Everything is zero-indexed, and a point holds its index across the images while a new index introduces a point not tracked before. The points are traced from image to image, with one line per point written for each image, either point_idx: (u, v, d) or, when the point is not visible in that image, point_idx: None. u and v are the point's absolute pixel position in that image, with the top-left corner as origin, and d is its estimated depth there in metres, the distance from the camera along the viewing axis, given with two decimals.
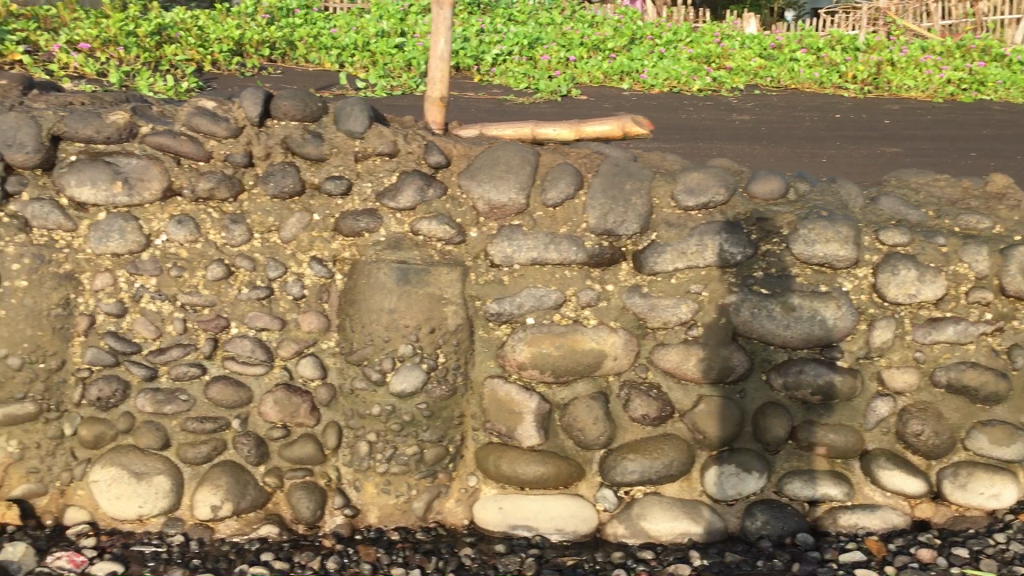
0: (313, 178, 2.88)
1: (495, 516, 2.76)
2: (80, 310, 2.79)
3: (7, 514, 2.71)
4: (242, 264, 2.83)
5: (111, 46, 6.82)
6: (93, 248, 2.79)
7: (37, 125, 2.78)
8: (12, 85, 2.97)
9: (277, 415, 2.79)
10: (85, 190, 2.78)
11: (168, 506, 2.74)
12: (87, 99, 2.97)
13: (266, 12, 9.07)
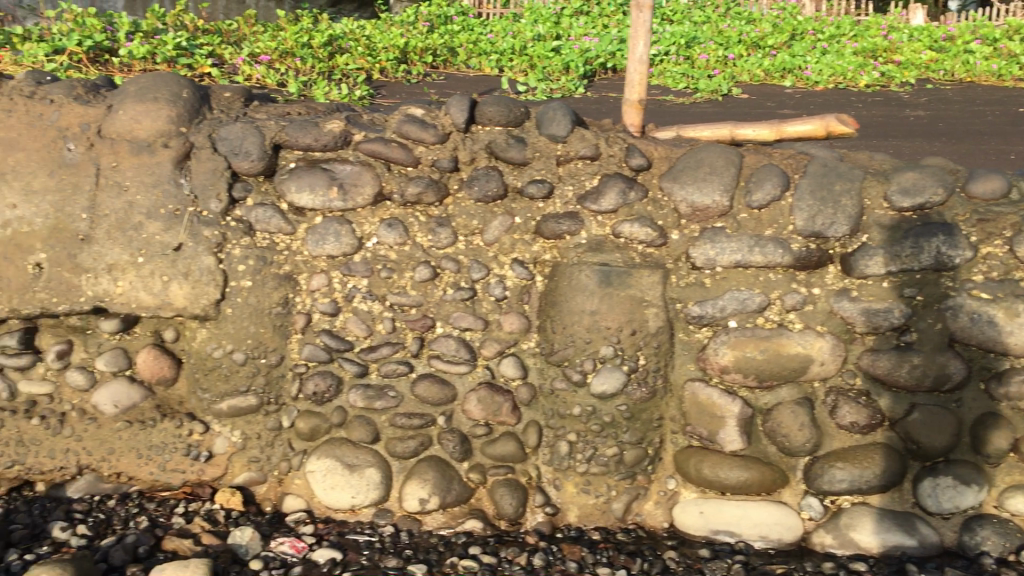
0: (515, 181, 2.94)
1: (696, 521, 2.74)
2: (297, 308, 2.96)
3: (232, 500, 2.92)
4: (447, 265, 2.92)
5: (289, 57, 6.93)
6: (310, 250, 2.96)
7: (261, 135, 2.99)
8: (235, 98, 3.20)
9: (481, 413, 2.86)
10: (304, 196, 2.95)
11: (379, 498, 2.86)
12: (302, 109, 3.15)
13: (427, 20, 9.26)
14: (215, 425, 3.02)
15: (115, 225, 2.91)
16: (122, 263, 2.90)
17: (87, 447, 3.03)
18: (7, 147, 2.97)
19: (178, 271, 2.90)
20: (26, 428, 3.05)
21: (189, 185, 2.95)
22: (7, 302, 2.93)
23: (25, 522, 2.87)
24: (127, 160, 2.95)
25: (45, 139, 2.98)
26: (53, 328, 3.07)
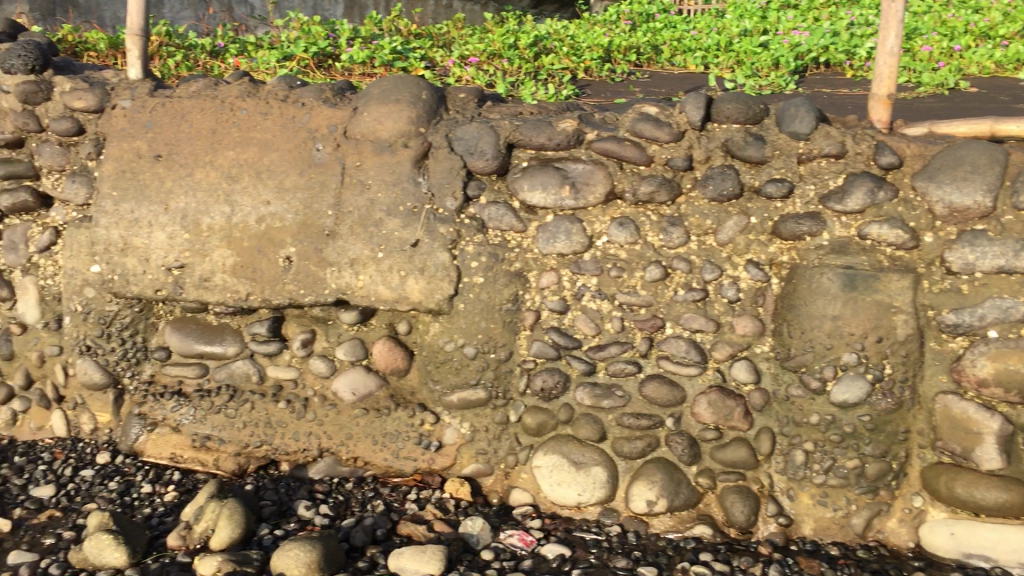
0: (753, 180, 2.88)
1: (947, 543, 2.64)
2: (527, 305, 3.01)
3: (461, 490, 3.01)
4: (679, 266, 2.89)
5: (496, 59, 6.93)
6: (541, 248, 2.99)
7: (496, 134, 3.04)
8: (469, 98, 3.27)
9: (711, 417, 2.83)
10: (536, 194, 2.99)
11: (605, 497, 2.87)
12: (535, 108, 3.19)
13: (629, 20, 9.16)
14: (445, 416, 3.11)
15: (358, 222, 3.05)
16: (363, 258, 3.05)
17: (327, 432, 3.19)
18: (263, 147, 3.18)
19: (414, 266, 3.01)
20: (273, 410, 3.24)
21: (427, 183, 3.05)
22: (259, 292, 3.16)
23: (273, 499, 3.04)
24: (370, 159, 3.09)
25: (296, 140, 3.16)
26: (298, 318, 3.28)
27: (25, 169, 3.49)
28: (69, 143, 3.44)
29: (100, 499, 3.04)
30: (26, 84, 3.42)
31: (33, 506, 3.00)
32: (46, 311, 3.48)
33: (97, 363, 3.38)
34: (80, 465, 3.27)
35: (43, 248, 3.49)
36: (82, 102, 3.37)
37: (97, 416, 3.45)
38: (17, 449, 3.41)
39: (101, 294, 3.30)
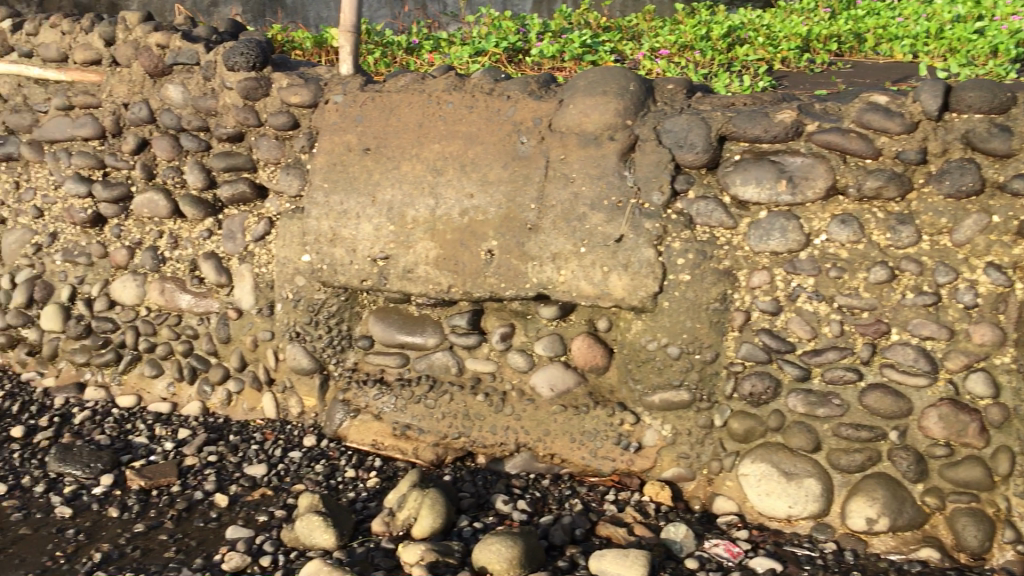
0: (997, 175, 2.69)
1: None
2: (736, 305, 2.91)
3: (662, 494, 2.95)
4: (909, 267, 2.75)
5: (687, 50, 6.71)
6: (753, 246, 2.88)
7: (708, 126, 2.92)
8: (677, 90, 3.15)
9: (941, 432, 2.70)
10: (749, 189, 2.88)
11: (818, 511, 2.78)
12: (748, 99, 3.05)
13: (827, 6, 8.68)
14: (646, 417, 3.05)
15: (561, 216, 3.01)
16: (566, 252, 3.01)
17: (525, 427, 3.16)
18: (468, 140, 3.17)
19: (618, 262, 2.95)
20: (472, 402, 3.24)
21: (633, 177, 2.97)
22: (461, 284, 3.18)
23: (471, 491, 3.04)
24: (575, 152, 3.03)
25: (501, 133, 3.14)
26: (497, 311, 3.26)
27: (244, 162, 3.68)
28: (284, 137, 3.60)
29: (307, 481, 3.14)
30: (248, 81, 3.59)
31: (248, 484, 3.14)
32: (258, 298, 3.64)
33: (305, 349, 3.50)
34: (288, 446, 3.40)
35: (258, 237, 3.67)
36: (297, 98, 3.50)
37: (304, 401, 3.57)
38: (231, 429, 3.59)
39: (310, 282, 3.41)
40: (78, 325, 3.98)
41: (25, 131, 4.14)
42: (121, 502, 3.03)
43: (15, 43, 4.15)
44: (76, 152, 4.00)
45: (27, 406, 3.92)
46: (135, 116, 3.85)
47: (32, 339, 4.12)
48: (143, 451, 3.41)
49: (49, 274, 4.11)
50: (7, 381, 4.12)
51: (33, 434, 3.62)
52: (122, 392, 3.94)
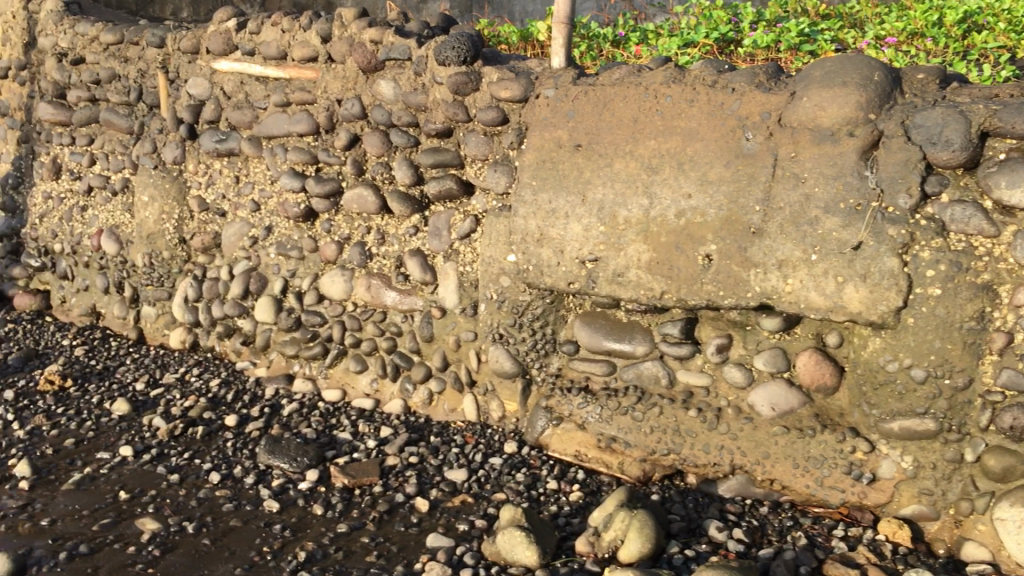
0: None
1: None
2: (996, 325, 2.59)
3: (900, 534, 2.67)
4: None
5: (919, 38, 6.06)
6: (1019, 258, 2.53)
7: (967, 121, 2.57)
8: (930, 79, 2.82)
9: None
10: (1016, 193, 2.53)
11: None
12: (1016, 90, 2.68)
13: None
14: (882, 446, 2.76)
15: (790, 219, 2.74)
16: (794, 259, 2.74)
17: (742, 448, 2.92)
18: (688, 136, 2.95)
19: (855, 272, 2.66)
20: (683, 417, 3.02)
21: (875, 177, 2.66)
22: (675, 291, 2.98)
23: (681, 514, 2.83)
24: (808, 150, 2.74)
25: (724, 129, 2.89)
26: (714, 321, 3.04)
27: (451, 158, 3.63)
28: (493, 133, 3.52)
29: (508, 489, 3.03)
30: (459, 76, 3.51)
31: (448, 489, 3.06)
32: (463, 297, 3.58)
33: (508, 351, 3.40)
34: (489, 452, 3.30)
35: (464, 235, 3.60)
36: (507, 92, 3.39)
37: (506, 405, 3.47)
38: (432, 429, 3.54)
39: (516, 283, 3.31)
40: (288, 317, 4.10)
41: (246, 127, 4.32)
42: (325, 500, 3.03)
43: (239, 41, 4.32)
44: (292, 148, 4.12)
45: (241, 395, 4.05)
46: (349, 112, 3.89)
47: (247, 329, 4.32)
48: (347, 447, 3.42)
49: (264, 266, 4.28)
50: (224, 369, 4.33)
51: (245, 424, 3.73)
52: (328, 385, 4.01)
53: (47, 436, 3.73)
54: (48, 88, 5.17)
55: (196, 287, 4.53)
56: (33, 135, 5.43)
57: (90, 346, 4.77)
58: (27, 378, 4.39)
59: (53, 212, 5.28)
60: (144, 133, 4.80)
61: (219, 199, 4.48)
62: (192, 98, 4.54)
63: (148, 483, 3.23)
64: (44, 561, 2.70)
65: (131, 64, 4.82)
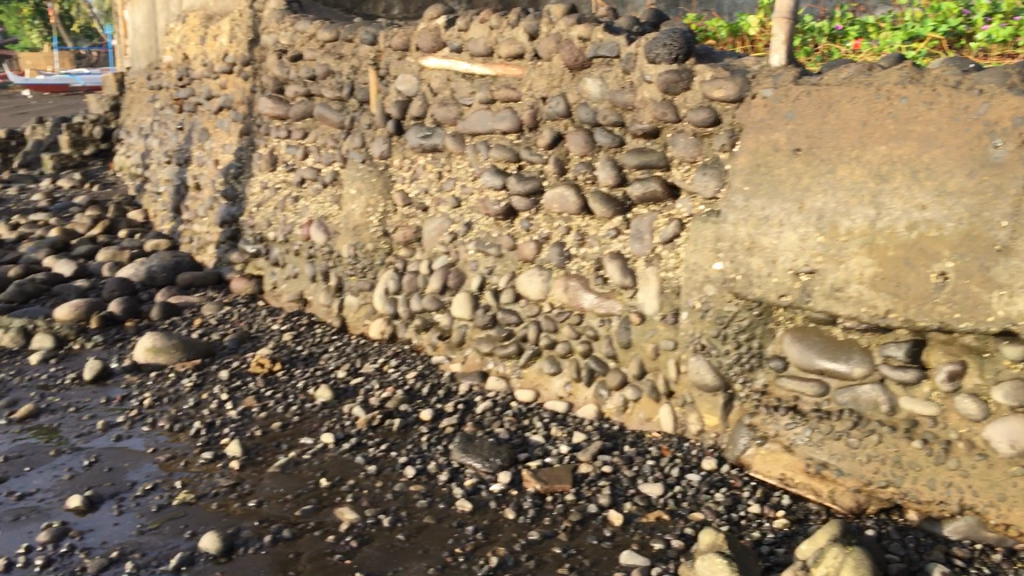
0: None
1: None
2: None
3: None
4: None
5: None
6: None
7: None
8: None
9: None
10: None
11: None
12: None
13: None
14: None
15: None
16: None
17: (973, 488, 2.71)
18: (925, 141, 2.77)
19: None
20: (906, 449, 2.82)
21: None
22: (902, 310, 2.79)
23: (900, 554, 2.64)
24: None
25: (968, 135, 2.70)
26: (945, 345, 2.81)
27: (657, 159, 3.50)
28: (703, 134, 3.37)
29: (706, 510, 2.89)
30: (670, 74, 3.40)
31: (643, 503, 2.96)
32: (663, 304, 3.46)
33: (710, 363, 3.25)
34: (686, 467, 3.17)
35: (667, 240, 3.47)
36: (721, 92, 3.25)
37: (705, 419, 3.31)
38: (626, 438, 3.44)
39: (721, 292, 3.20)
40: (485, 315, 4.12)
41: (451, 123, 4.38)
42: (517, 504, 3.00)
43: (448, 38, 4.39)
44: (495, 145, 4.13)
45: (436, 389, 4.11)
46: (553, 111, 3.85)
47: (444, 324, 4.38)
48: (540, 451, 3.39)
49: (463, 263, 4.32)
50: (420, 362, 4.40)
51: (440, 419, 3.78)
52: (521, 385, 3.98)
53: (257, 418, 3.93)
54: (269, 83, 5.45)
55: (397, 280, 4.64)
56: (254, 128, 5.75)
57: (298, 331, 4.98)
58: (240, 360, 4.65)
59: (269, 201, 5.56)
60: (354, 128, 4.96)
61: (421, 194, 4.58)
62: (401, 94, 4.66)
63: (347, 473, 3.32)
64: (251, 543, 2.83)
65: (345, 61, 5.00)
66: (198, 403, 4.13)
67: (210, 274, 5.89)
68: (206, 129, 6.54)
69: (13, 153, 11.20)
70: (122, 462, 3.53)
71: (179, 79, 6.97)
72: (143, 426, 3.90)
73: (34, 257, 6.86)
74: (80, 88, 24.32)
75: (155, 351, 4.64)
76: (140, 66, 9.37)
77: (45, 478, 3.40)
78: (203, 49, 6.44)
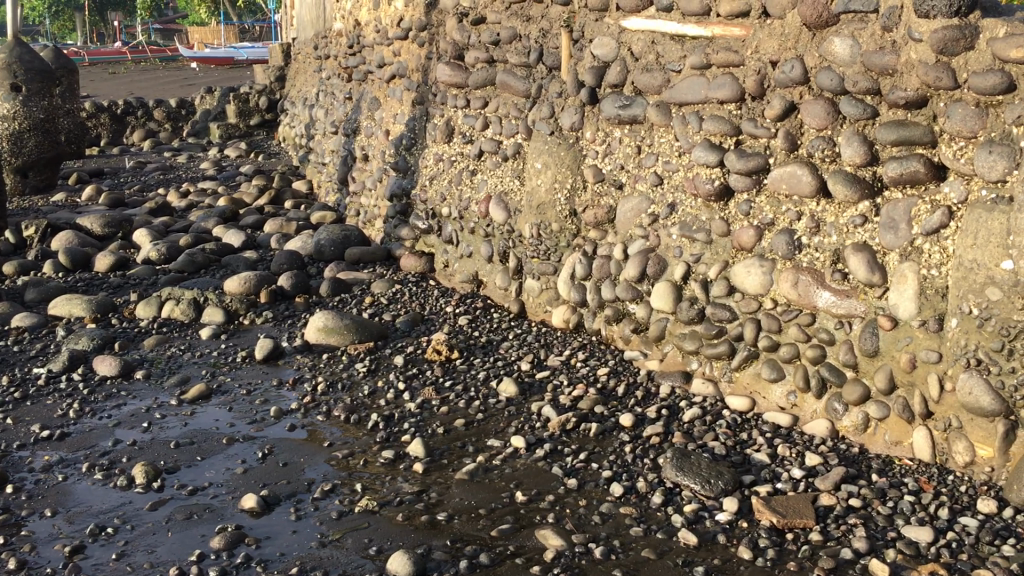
0: None
1: None
2: None
3: None
4: None
5: None
6: None
7: None
8: None
9: None
10: None
11: None
12: None
13: None
14: None
15: None
16: None
17: None
18: None
19: None
20: None
21: None
22: None
23: None
24: None
25: None
26: None
27: (922, 134, 2.93)
28: (989, 104, 2.77)
29: (995, 566, 2.37)
30: (947, 32, 2.82)
31: (910, 552, 2.46)
32: (924, 307, 2.90)
33: (989, 384, 2.72)
34: (956, 508, 2.64)
35: (931, 230, 2.90)
36: (1021, 51, 2.66)
37: (976, 449, 2.77)
38: (872, 465, 2.92)
39: (1010, 298, 2.67)
40: (691, 309, 3.64)
41: (656, 92, 3.90)
42: (752, 540, 2.55)
43: None
44: (709, 116, 3.63)
45: (633, 389, 3.68)
46: (786, 76, 3.31)
47: (641, 316, 3.92)
48: (767, 473, 2.90)
49: (664, 248, 3.85)
50: (612, 358, 3.98)
51: (642, 427, 3.34)
52: (733, 392, 3.48)
53: (437, 413, 3.60)
54: (448, 49, 5.11)
55: (586, 264, 4.21)
56: (429, 97, 5.42)
57: (473, 316, 4.64)
58: (415, 344, 4.35)
59: (444, 174, 5.23)
60: (541, 97, 4.54)
61: (616, 170, 4.12)
62: (597, 60, 4.20)
63: (545, 486, 2.93)
64: (445, 568, 2.47)
65: (534, 24, 4.58)
66: (374, 392, 3.84)
67: (379, 250, 5.64)
68: (377, 98, 6.27)
69: (183, 123, 11.39)
70: (297, 457, 3.25)
71: (350, 46, 6.74)
72: (318, 415, 3.63)
73: (203, 226, 6.79)
74: (244, 62, 24.99)
75: (327, 331, 4.39)
76: (307, 37, 9.27)
77: (217, 470, 3.16)
78: (376, 15, 6.16)
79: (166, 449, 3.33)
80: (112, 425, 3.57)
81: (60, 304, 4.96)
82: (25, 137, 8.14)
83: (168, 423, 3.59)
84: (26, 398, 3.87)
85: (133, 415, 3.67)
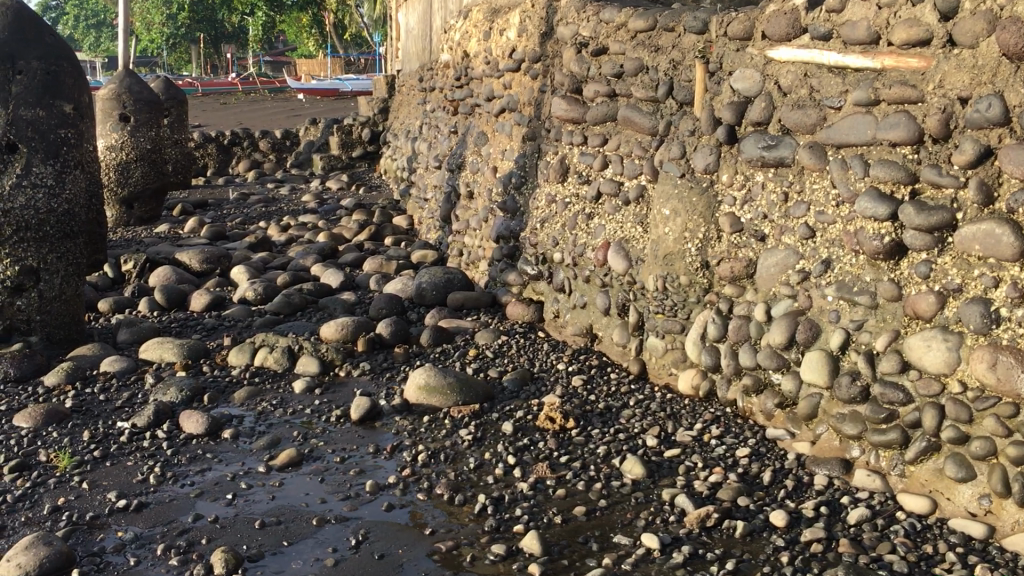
0: None
1: None
2: None
3: None
4: None
5: None
6: None
7: None
8: None
9: None
10: None
11: None
12: None
13: None
14: None
15: None
16: None
17: None
18: None
19: None
20: None
21: None
22: None
23: None
24: None
25: None
26: None
27: None
28: None
29: None
30: None
31: None
32: None
33: None
34: None
35: None
36: None
37: None
38: None
39: None
40: (853, 386, 3.10)
41: (808, 131, 3.39)
42: None
43: (811, 23, 3.40)
44: (878, 161, 3.11)
45: (781, 478, 3.15)
46: (981, 115, 2.80)
47: (787, 390, 3.39)
48: None
49: (817, 311, 3.31)
50: (752, 435, 3.45)
51: (798, 528, 2.82)
52: (907, 489, 2.93)
53: (554, 496, 3.14)
54: (565, 81, 4.70)
55: (719, 325, 3.70)
56: (542, 133, 5.01)
57: (588, 376, 4.17)
58: (525, 408, 3.90)
59: (557, 218, 4.80)
60: (669, 135, 4.07)
61: (758, 219, 3.61)
62: (737, 94, 3.71)
63: None
64: None
65: (663, 55, 4.13)
66: (481, 466, 3.40)
67: (483, 295, 5.23)
68: (485, 133, 5.90)
69: (287, 153, 11.31)
70: (394, 547, 2.83)
71: (458, 79, 6.41)
72: (418, 493, 3.21)
73: (301, 264, 6.51)
74: (348, 93, 25.18)
75: (428, 390, 3.98)
76: (412, 68, 9.03)
77: (305, 561, 2.77)
78: (486, 46, 5.81)
79: (250, 530, 2.96)
80: (193, 496, 3.22)
81: (152, 348, 4.70)
82: (131, 167, 8.04)
83: (255, 495, 3.22)
84: (106, 458, 3.57)
85: (217, 484, 3.32)
